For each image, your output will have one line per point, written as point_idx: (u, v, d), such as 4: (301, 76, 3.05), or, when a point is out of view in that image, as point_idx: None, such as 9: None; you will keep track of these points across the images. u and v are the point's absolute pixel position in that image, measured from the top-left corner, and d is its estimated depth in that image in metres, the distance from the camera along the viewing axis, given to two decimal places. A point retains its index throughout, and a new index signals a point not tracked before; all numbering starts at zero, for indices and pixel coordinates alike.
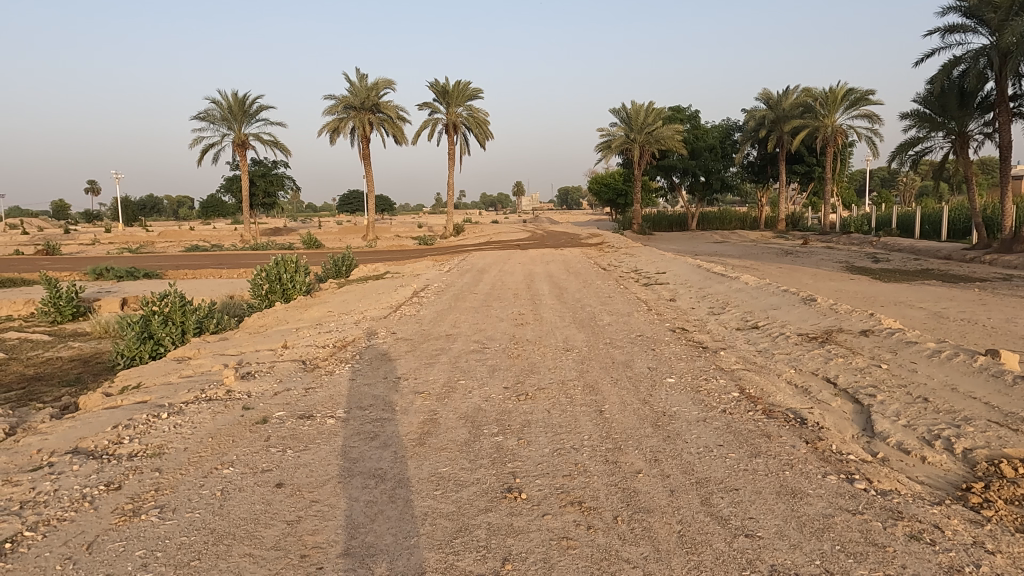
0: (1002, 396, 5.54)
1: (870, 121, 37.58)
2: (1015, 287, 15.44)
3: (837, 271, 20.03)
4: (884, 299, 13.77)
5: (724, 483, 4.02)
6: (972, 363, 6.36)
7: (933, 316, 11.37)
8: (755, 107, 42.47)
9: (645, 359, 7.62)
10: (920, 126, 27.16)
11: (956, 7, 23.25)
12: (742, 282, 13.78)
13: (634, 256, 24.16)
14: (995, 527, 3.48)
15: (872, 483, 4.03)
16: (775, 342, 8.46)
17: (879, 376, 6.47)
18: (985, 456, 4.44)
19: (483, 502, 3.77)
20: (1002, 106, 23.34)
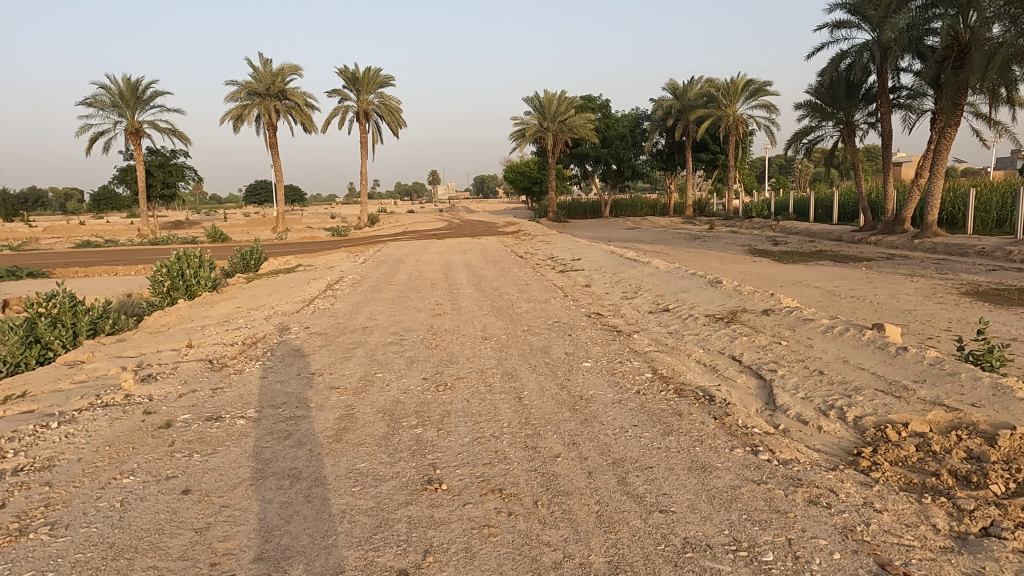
0: (887, 366, 6.00)
1: (768, 111, 39.63)
2: (898, 266, 16.70)
3: (741, 254, 21.00)
4: (784, 279, 14.59)
5: (639, 461, 4.15)
6: (861, 336, 6.84)
7: (826, 294, 12.15)
8: (662, 97, 43.84)
9: (563, 344, 7.74)
10: (812, 116, 28.87)
11: (842, 4, 24.92)
12: (653, 267, 14.26)
13: (550, 243, 24.49)
14: (882, 487, 3.77)
15: (774, 453, 4.27)
16: (684, 324, 8.81)
17: (779, 352, 6.86)
18: (873, 422, 4.80)
19: (403, 495, 3.72)
20: (883, 97, 25.12)
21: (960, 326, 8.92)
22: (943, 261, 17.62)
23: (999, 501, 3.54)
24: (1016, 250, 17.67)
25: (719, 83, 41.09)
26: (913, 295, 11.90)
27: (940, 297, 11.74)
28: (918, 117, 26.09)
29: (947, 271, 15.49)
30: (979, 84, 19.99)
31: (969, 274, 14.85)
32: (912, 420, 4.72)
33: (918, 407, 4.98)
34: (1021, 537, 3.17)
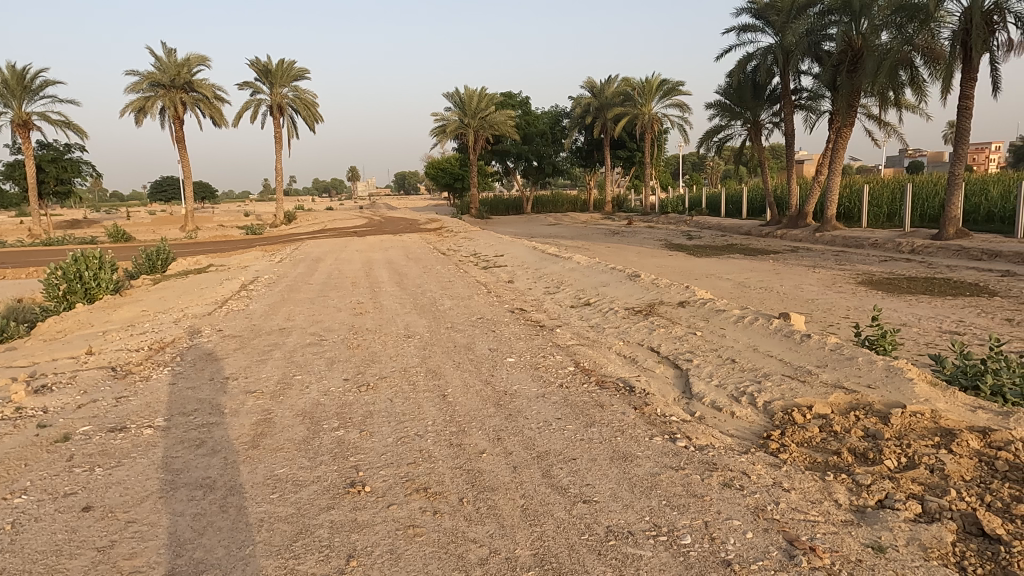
0: (793, 352, 6.35)
1: (681, 110, 41.08)
2: (801, 258, 17.69)
3: (658, 248, 21.66)
4: (698, 272, 15.16)
5: (562, 453, 4.21)
6: (769, 325, 7.20)
7: (737, 286, 12.71)
8: (581, 95, 44.61)
9: (486, 340, 7.75)
10: (722, 115, 30.15)
11: (747, 8, 26.12)
12: (574, 262, 14.50)
13: (472, 240, 24.49)
14: (790, 467, 3.99)
15: (691, 440, 4.43)
16: (605, 318, 9.00)
17: (694, 343, 7.12)
18: (781, 406, 5.06)
19: (325, 500, 3.63)
20: (786, 98, 26.52)
21: (857, 313, 9.54)
22: (841, 253, 18.80)
23: (892, 475, 3.82)
24: (905, 242, 19.08)
25: (634, 82, 42.11)
26: (816, 285, 12.63)
27: (839, 286, 12.52)
28: (817, 117, 27.69)
29: (845, 262, 16.52)
30: (870, 88, 21.42)
31: (864, 265, 15.90)
32: (816, 403, 5.01)
33: (821, 391, 5.29)
34: (912, 507, 3.43)
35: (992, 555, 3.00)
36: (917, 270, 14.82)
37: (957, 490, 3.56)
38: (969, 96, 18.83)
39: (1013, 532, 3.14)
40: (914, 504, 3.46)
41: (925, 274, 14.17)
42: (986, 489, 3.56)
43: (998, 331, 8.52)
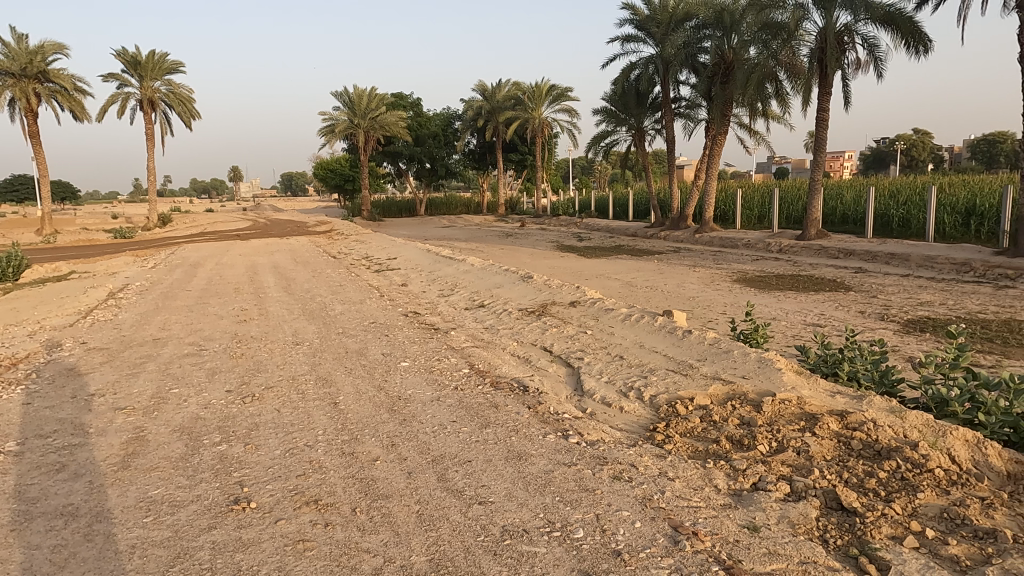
0: (676, 347, 6.70)
1: (570, 115, 42.28)
2: (683, 258, 18.69)
3: (550, 250, 22.15)
4: (588, 273, 15.64)
5: (457, 456, 4.20)
6: (654, 321, 7.55)
7: (624, 285, 13.23)
8: (472, 98, 44.84)
9: (379, 345, 7.60)
10: (608, 121, 31.30)
11: (630, 19, 27.27)
12: (468, 264, 14.53)
13: (364, 243, 23.94)
14: (674, 457, 4.20)
15: (583, 436, 4.56)
16: (499, 319, 9.08)
17: (585, 341, 7.34)
18: (665, 399, 5.31)
19: (206, 520, 3.41)
20: (667, 106, 27.92)
21: (733, 309, 10.20)
22: (719, 253, 20.03)
23: (764, 459, 4.11)
24: (773, 242, 20.64)
25: (525, 86, 42.90)
26: (696, 283, 13.40)
27: (717, 284, 13.34)
28: (695, 125, 29.33)
29: (722, 261, 17.64)
30: (741, 99, 23.00)
31: (738, 263, 17.04)
32: (697, 395, 5.31)
33: (701, 383, 5.61)
34: (782, 487, 3.71)
35: (850, 526, 3.31)
36: (784, 268, 16.07)
37: (819, 469, 3.88)
38: (825, 108, 20.66)
39: (866, 504, 3.47)
40: (783, 485, 3.74)
41: (791, 272, 15.39)
42: (844, 467, 3.91)
43: (853, 322, 9.40)
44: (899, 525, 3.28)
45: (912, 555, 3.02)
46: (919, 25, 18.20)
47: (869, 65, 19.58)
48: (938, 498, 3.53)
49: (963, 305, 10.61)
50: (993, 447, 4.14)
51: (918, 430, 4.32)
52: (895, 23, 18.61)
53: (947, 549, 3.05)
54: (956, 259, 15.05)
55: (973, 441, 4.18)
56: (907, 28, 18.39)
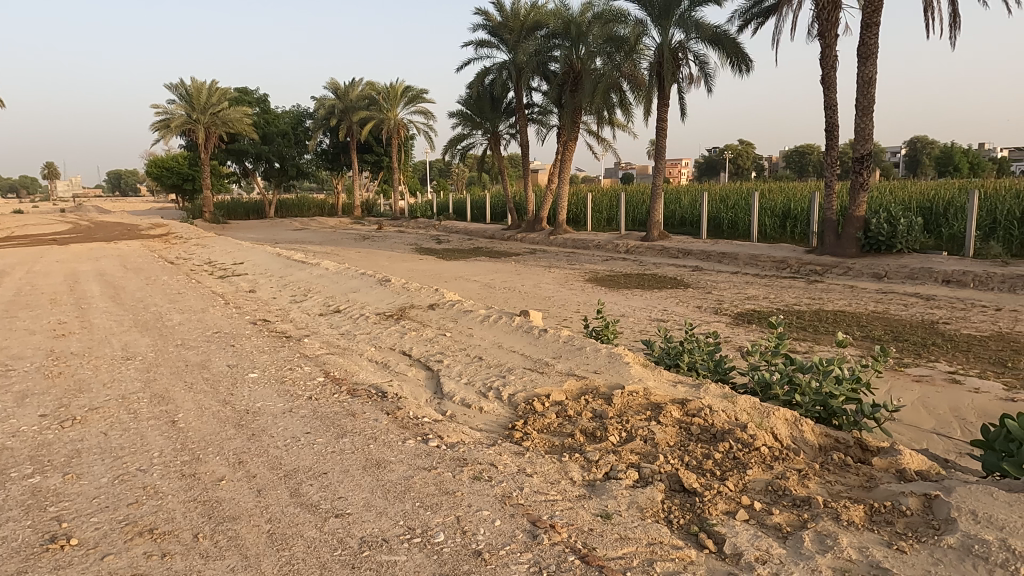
0: (533, 346, 6.88)
1: (425, 117, 42.15)
2: (539, 259, 19.27)
3: (408, 253, 21.91)
4: (447, 275, 15.65)
5: (312, 469, 4.02)
6: (512, 322, 7.73)
7: (483, 287, 13.39)
8: (323, 96, 43.33)
9: (224, 356, 7.10)
10: (464, 124, 31.53)
11: (483, 25, 27.69)
12: (322, 268, 14.00)
13: (206, 247, 22.27)
14: (532, 453, 4.32)
15: (442, 439, 4.54)
16: (355, 324, 8.82)
17: (444, 344, 7.33)
18: (523, 397, 5.44)
19: (14, 565, 3.00)
20: (520, 112, 28.66)
21: (585, 308, 10.66)
22: (572, 254, 20.86)
23: (615, 449, 4.33)
24: (621, 243, 21.87)
25: (379, 86, 42.17)
26: (551, 284, 13.88)
27: (571, 284, 13.89)
28: (548, 131, 30.37)
29: (575, 262, 18.39)
30: (589, 107, 24.13)
31: (589, 264, 17.85)
32: (552, 391, 5.49)
33: (556, 379, 5.81)
34: (630, 474, 3.93)
35: (690, 506, 3.58)
36: (631, 267, 17.06)
37: (664, 455, 4.16)
38: (664, 119, 22.22)
39: (704, 484, 3.77)
40: (632, 472, 3.96)
41: (637, 271, 16.38)
42: (685, 451, 4.22)
43: (692, 317, 10.18)
44: (733, 500, 3.60)
45: (743, 526, 3.33)
46: (741, 46, 20.17)
47: (700, 80, 21.35)
48: (764, 473, 3.92)
49: (782, 299, 11.86)
50: (807, 424, 4.67)
51: (747, 412, 4.77)
52: (720, 43, 20.47)
53: (771, 519, 3.39)
54: (775, 257, 16.79)
55: (791, 420, 4.69)
56: (730, 48, 20.32)
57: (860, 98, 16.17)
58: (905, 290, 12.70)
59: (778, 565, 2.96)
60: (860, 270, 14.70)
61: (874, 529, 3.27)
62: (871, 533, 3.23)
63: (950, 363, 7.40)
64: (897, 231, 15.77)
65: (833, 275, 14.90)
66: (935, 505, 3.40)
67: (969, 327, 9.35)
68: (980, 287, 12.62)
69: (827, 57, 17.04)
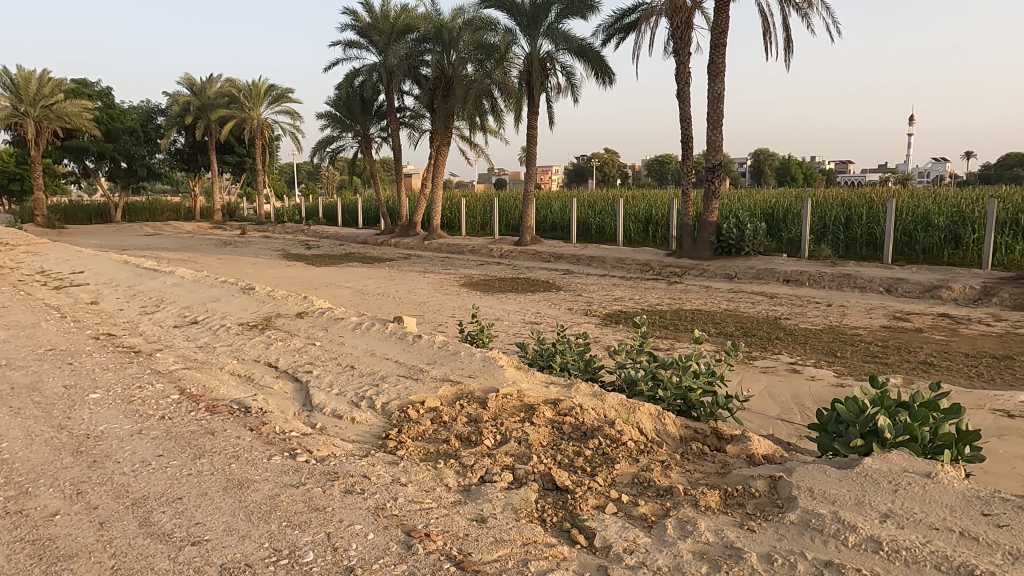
0: (406, 353, 6.79)
1: (292, 118, 40.50)
2: (414, 264, 19.06)
3: (275, 259, 20.88)
4: (317, 282, 15.08)
5: (165, 495, 3.71)
6: (385, 329, 7.59)
7: (356, 293, 13.02)
8: (177, 92, 40.37)
9: (58, 377, 6.35)
10: (333, 126, 30.56)
11: (351, 25, 27.04)
12: (177, 276, 12.99)
13: (38, 254, 19.91)
14: (406, 462, 4.25)
15: (312, 453, 4.36)
16: (216, 336, 8.25)
17: (314, 353, 7.04)
18: (397, 405, 5.34)
19: None
20: (392, 115, 28.25)
21: (460, 312, 10.69)
22: (447, 259, 20.86)
23: (490, 451, 4.36)
24: (495, 248, 22.13)
25: (239, 83, 39.96)
26: (426, 289, 13.79)
27: (446, 289, 13.87)
28: (420, 135, 30.17)
29: (450, 267, 18.37)
30: (461, 112, 24.28)
31: (464, 268, 17.92)
32: (427, 397, 5.44)
33: (430, 386, 5.76)
34: (505, 476, 3.97)
35: (563, 503, 3.68)
36: (505, 271, 17.33)
37: (537, 455, 4.25)
38: (534, 126, 22.80)
39: (576, 480, 3.89)
40: (506, 474, 4.01)
41: (511, 275, 16.65)
42: (557, 449, 4.33)
43: (563, 318, 10.50)
44: (602, 495, 3.74)
45: (611, 519, 3.47)
46: (604, 59, 21.17)
47: (567, 90, 22.14)
48: (630, 466, 4.11)
49: (646, 299, 12.55)
50: (670, 417, 4.96)
51: (615, 408, 4.98)
52: (585, 55, 21.34)
53: (637, 510, 3.56)
54: (640, 260, 17.72)
55: (656, 414, 4.96)
56: (595, 60, 21.25)
57: (710, 112, 17.46)
58: (752, 289, 13.86)
59: (644, 554, 3.10)
60: (714, 272, 15.86)
61: (728, 511, 3.53)
62: (725, 515, 3.48)
63: (791, 354, 8.18)
64: (745, 235, 17.19)
65: (691, 276, 15.96)
66: (779, 485, 3.73)
67: (806, 321, 10.37)
68: (814, 285, 14.02)
69: (682, 73, 18.25)
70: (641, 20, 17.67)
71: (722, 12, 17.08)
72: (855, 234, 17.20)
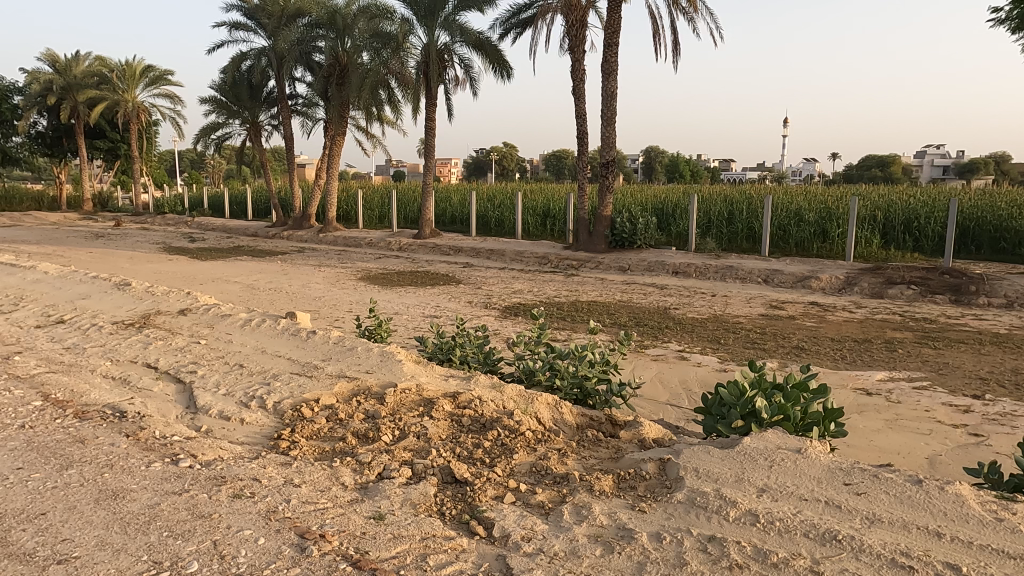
0: (300, 349, 6.55)
1: (171, 101, 37.90)
2: (308, 258, 18.39)
3: (154, 252, 19.47)
4: (202, 276, 14.22)
5: (26, 511, 3.38)
6: (277, 325, 7.29)
7: (245, 289, 12.40)
8: (37, 69, 36.71)
9: None
10: (218, 112, 28.86)
11: (237, 6, 25.66)
12: (39, 272, 11.82)
13: None
14: (300, 462, 4.12)
15: (196, 457, 4.12)
16: (85, 336, 7.58)
17: (198, 352, 6.65)
18: (290, 404, 5.14)
19: None
20: (283, 102, 27.07)
21: (357, 307, 10.44)
22: (343, 252, 20.27)
23: (387, 448, 4.29)
24: (393, 241, 21.78)
25: (111, 63, 36.93)
26: (321, 283, 13.34)
27: (342, 283, 13.49)
28: (314, 124, 29.10)
29: (347, 260, 17.88)
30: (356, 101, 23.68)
31: (361, 262, 17.50)
32: (322, 395, 5.27)
33: (326, 382, 5.58)
34: (403, 472, 3.93)
35: (461, 495, 3.69)
36: (404, 265, 17.09)
37: (436, 448, 4.23)
38: (432, 118, 22.58)
39: (475, 472, 3.91)
40: (404, 470, 3.96)
41: (411, 268, 16.45)
42: (456, 442, 4.33)
43: (463, 311, 10.50)
44: (501, 485, 3.77)
45: (510, 508, 3.51)
46: (502, 53, 21.31)
47: (465, 82, 22.09)
48: (529, 456, 4.18)
49: (544, 291, 12.78)
50: (566, 406, 5.08)
51: (513, 400, 5.05)
52: (483, 48, 21.38)
53: (535, 498, 3.63)
54: (538, 253, 18.01)
55: (552, 404, 5.07)
56: (492, 54, 21.36)
57: (604, 110, 17.99)
58: (644, 281, 14.45)
59: (541, 540, 3.17)
60: (609, 264, 16.39)
61: (621, 494, 3.67)
62: (619, 499, 3.62)
63: (680, 342, 8.61)
64: (637, 229, 17.89)
65: (586, 269, 16.41)
66: (668, 467, 3.92)
67: (693, 311, 10.95)
68: (700, 276, 14.80)
69: (577, 70, 18.68)
70: (537, 16, 17.93)
71: (614, 12, 17.61)
72: (737, 229, 18.33)
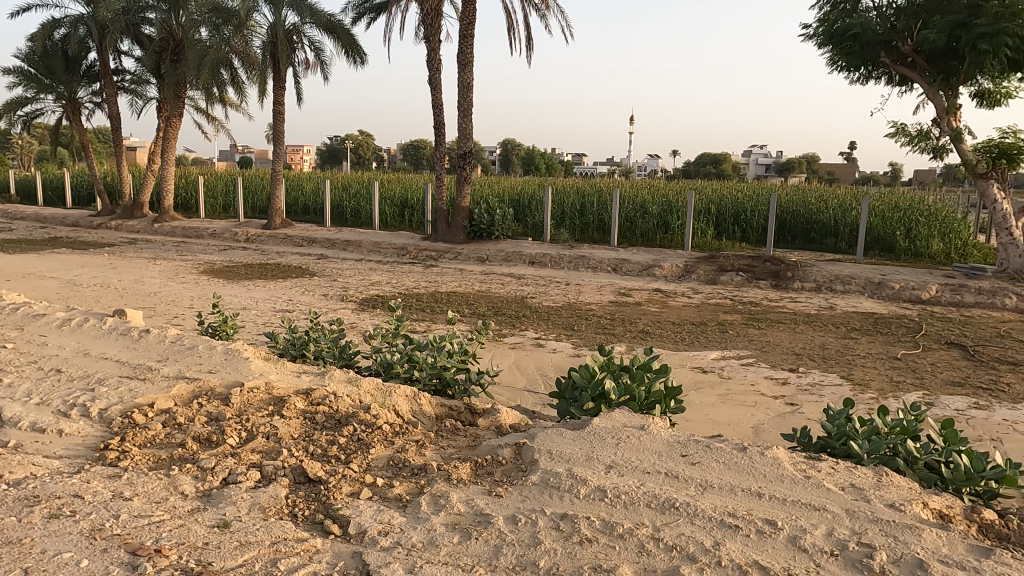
0: (131, 350, 5.96)
1: None
2: (140, 250, 16.77)
3: None
4: (10, 272, 12.51)
5: None
6: (102, 324, 6.59)
7: (64, 285, 11.06)
8: None
9: None
10: (25, 85, 25.35)
11: None
12: None
13: None
14: (132, 473, 3.77)
15: (1, 477, 3.62)
16: None
17: (4, 358, 5.83)
18: (119, 411, 4.67)
19: None
20: (106, 78, 24.38)
21: (199, 302, 9.70)
22: (182, 243, 18.73)
23: (233, 451, 4.04)
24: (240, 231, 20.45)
25: None
26: (157, 278, 12.25)
27: (181, 277, 12.46)
28: (144, 103, 26.49)
29: (186, 252, 16.53)
30: (194, 81, 21.93)
31: (203, 254, 16.27)
32: (157, 399, 4.85)
33: (162, 385, 5.13)
34: (251, 475, 3.72)
35: (315, 495, 3.56)
36: (252, 257, 16.12)
37: (286, 448, 4.04)
38: (280, 102, 21.39)
39: (329, 470, 3.79)
40: (253, 473, 3.75)
41: (259, 260, 15.55)
42: (309, 441, 4.17)
43: (317, 305, 10.10)
44: (356, 481, 3.69)
45: (366, 504, 3.44)
46: (354, 38, 20.65)
47: (316, 66, 21.12)
48: (386, 449, 4.11)
49: (402, 283, 12.61)
50: (424, 397, 5.07)
51: (370, 393, 4.95)
52: (335, 31, 20.60)
53: (392, 492, 3.58)
54: (396, 244, 17.74)
55: (411, 396, 5.04)
56: (344, 38, 20.65)
57: (461, 102, 18.02)
58: (502, 271, 14.71)
59: (398, 533, 3.14)
60: (467, 255, 16.50)
61: (478, 481, 3.72)
62: (476, 486, 3.67)
63: (535, 330, 8.88)
64: (494, 220, 18.14)
65: (445, 259, 16.42)
66: (523, 451, 4.04)
67: (548, 299, 11.34)
68: (554, 266, 15.32)
69: (433, 60, 18.54)
70: (392, 3, 17.55)
71: (470, 4, 17.67)
72: (588, 220, 19.19)
